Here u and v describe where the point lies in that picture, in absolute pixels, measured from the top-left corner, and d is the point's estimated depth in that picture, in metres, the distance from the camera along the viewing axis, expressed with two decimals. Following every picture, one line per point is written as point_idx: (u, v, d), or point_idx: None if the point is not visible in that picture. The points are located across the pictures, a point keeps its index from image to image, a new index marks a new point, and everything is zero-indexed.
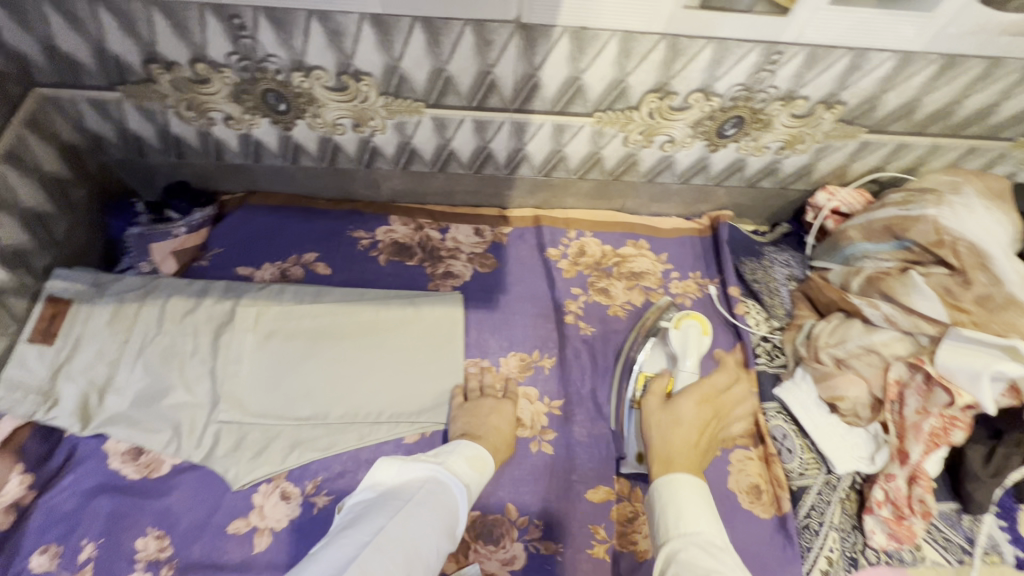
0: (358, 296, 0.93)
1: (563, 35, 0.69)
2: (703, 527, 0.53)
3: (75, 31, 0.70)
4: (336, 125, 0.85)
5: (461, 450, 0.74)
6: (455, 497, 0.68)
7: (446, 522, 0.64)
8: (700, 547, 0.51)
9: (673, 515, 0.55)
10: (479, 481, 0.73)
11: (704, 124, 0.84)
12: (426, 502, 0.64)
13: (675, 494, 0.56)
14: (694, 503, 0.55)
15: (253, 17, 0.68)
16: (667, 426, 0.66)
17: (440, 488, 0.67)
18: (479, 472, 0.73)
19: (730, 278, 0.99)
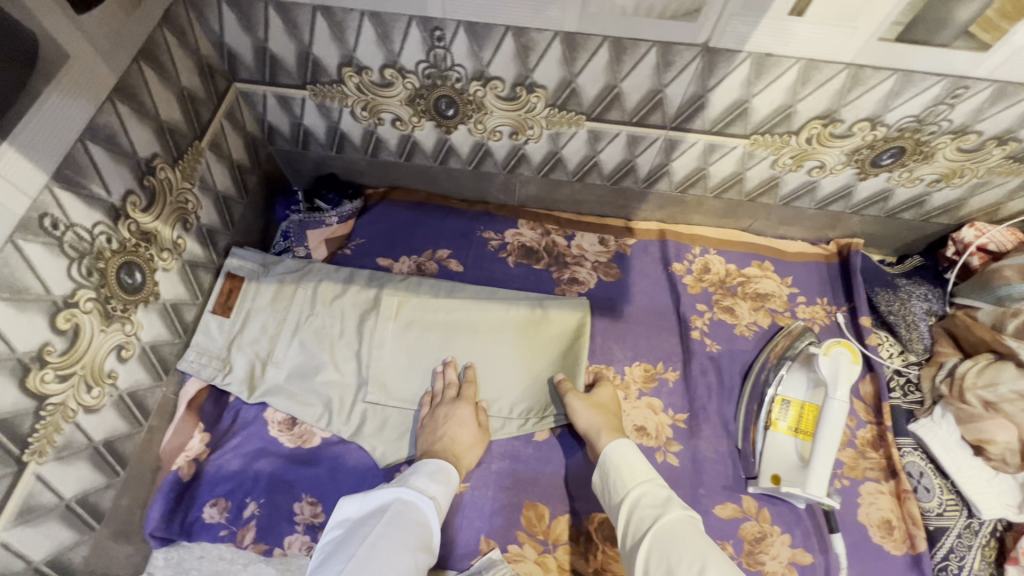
0: (488, 295, 0.92)
1: (745, 61, 0.71)
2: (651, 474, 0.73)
3: (288, 35, 0.76)
4: (495, 132, 0.90)
5: (421, 469, 0.75)
6: (425, 512, 0.70)
7: (419, 536, 0.67)
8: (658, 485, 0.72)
9: (624, 475, 0.73)
10: (446, 494, 0.75)
11: (862, 152, 0.84)
12: (401, 518, 0.67)
13: (624, 458, 0.75)
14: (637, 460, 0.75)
15: (453, 30, 0.72)
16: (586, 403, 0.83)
17: (408, 506, 0.70)
18: (446, 484, 0.75)
19: (862, 307, 0.98)
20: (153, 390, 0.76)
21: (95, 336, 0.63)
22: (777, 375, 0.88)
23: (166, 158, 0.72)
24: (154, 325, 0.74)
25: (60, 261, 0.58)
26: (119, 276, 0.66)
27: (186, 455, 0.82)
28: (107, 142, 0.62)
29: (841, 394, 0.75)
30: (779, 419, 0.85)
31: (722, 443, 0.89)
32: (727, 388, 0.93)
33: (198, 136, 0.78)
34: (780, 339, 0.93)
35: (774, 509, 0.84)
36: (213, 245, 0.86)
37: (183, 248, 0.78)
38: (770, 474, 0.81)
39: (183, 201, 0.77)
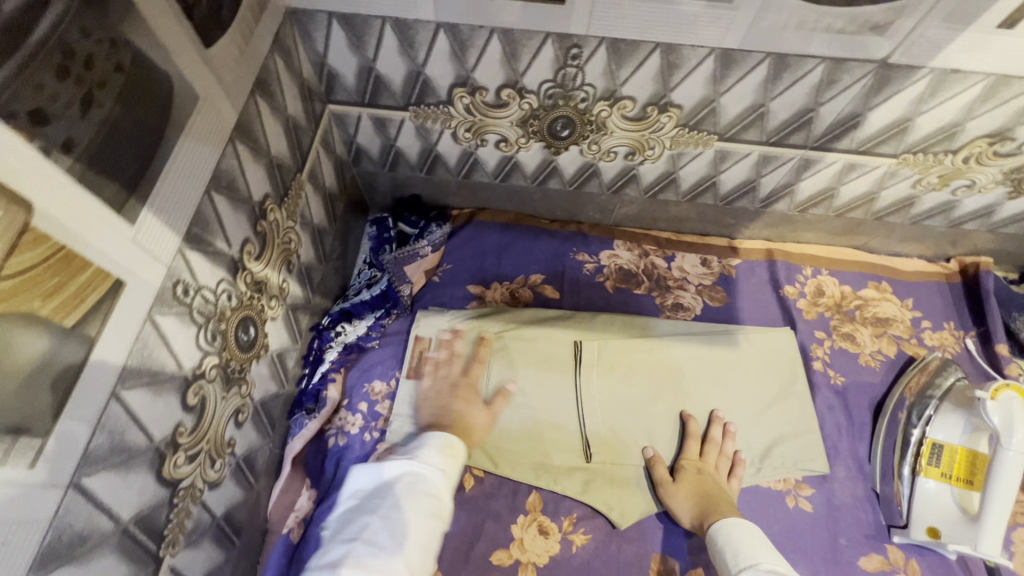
0: (687, 329, 0.93)
1: (925, 77, 0.63)
2: (762, 559, 0.64)
3: (400, 54, 0.68)
4: (609, 152, 0.82)
5: (432, 439, 0.69)
6: (434, 485, 0.65)
7: (427, 509, 0.63)
8: (770, 573, 0.61)
9: (731, 553, 0.66)
10: (455, 462, 0.69)
11: (1022, 171, 0.76)
12: (408, 493, 0.63)
13: (729, 537, 0.67)
14: (753, 540, 0.66)
15: (593, 48, 0.64)
16: (687, 492, 0.77)
17: (418, 479, 0.65)
18: (454, 455, 0.69)
19: (998, 334, 0.91)
20: (261, 448, 0.69)
21: (217, 405, 0.57)
22: (924, 409, 0.81)
23: (274, 197, 0.65)
24: (264, 380, 0.67)
25: (190, 330, 0.51)
26: (236, 334, 0.59)
27: (296, 515, 0.78)
28: (228, 188, 0.54)
29: (1018, 442, 0.68)
30: (930, 463, 0.78)
31: (859, 487, 0.82)
32: (857, 425, 0.86)
33: (299, 168, 0.71)
34: (917, 374, 0.86)
35: (923, 560, 0.77)
36: (308, 281, 0.79)
37: (287, 291, 0.71)
38: (925, 525, 0.75)
39: (287, 241, 0.70)
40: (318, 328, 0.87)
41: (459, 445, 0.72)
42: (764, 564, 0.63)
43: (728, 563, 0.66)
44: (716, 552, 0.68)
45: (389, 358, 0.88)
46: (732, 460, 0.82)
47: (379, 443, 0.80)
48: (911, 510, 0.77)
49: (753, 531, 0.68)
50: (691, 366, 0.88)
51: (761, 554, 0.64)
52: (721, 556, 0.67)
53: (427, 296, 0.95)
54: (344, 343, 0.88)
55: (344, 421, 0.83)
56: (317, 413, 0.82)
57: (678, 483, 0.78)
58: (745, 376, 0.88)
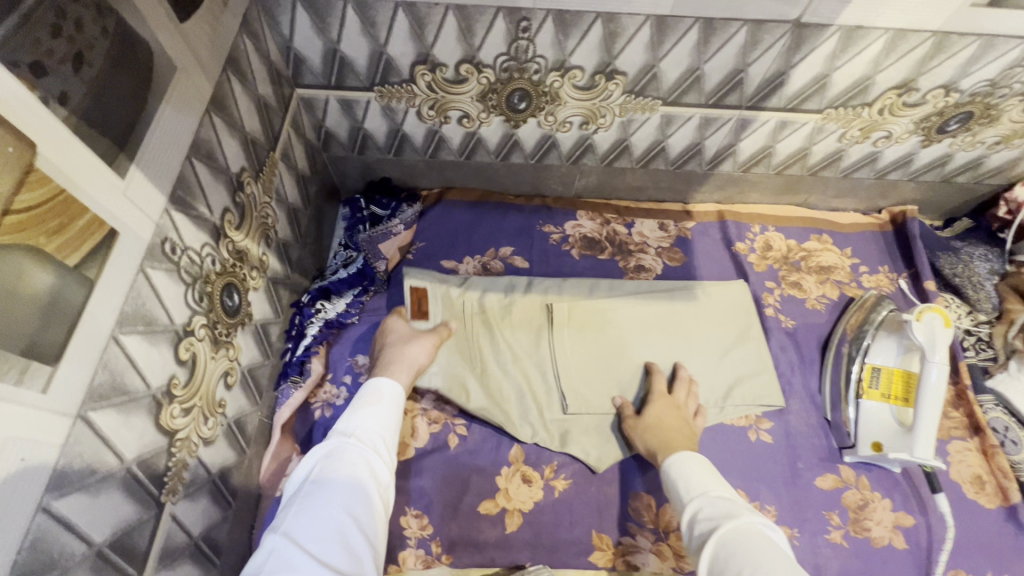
0: (652, 287, 0.98)
1: (834, 34, 0.71)
2: (710, 486, 0.66)
3: (363, 34, 0.72)
4: (565, 123, 0.88)
5: (350, 405, 0.72)
6: (352, 452, 0.63)
7: (343, 483, 0.59)
8: (716, 498, 0.63)
9: (685, 484, 0.68)
10: (374, 416, 0.69)
11: (930, 119, 0.86)
12: (329, 476, 0.60)
13: (681, 472, 0.70)
14: (703, 471, 0.69)
15: (540, 20, 0.70)
16: (647, 429, 0.81)
17: (335, 455, 0.62)
18: (371, 405, 0.70)
19: (925, 272, 1.00)
20: (251, 415, 0.72)
21: (207, 364, 0.60)
22: (864, 341, 0.89)
23: (251, 171, 0.69)
24: (250, 347, 0.70)
25: (178, 287, 0.54)
26: (221, 299, 0.62)
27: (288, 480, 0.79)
28: (207, 157, 0.58)
29: (940, 357, 0.77)
30: (870, 387, 0.85)
31: (812, 416, 0.90)
32: (808, 361, 0.95)
33: (272, 146, 0.75)
34: (856, 312, 0.94)
35: (871, 476, 0.85)
36: (287, 258, 0.83)
37: (267, 265, 0.75)
38: (869, 442, 0.83)
39: (265, 216, 0.73)
40: (299, 305, 0.88)
41: (387, 390, 0.74)
42: (711, 491, 0.65)
43: (682, 493, 0.68)
44: (671, 485, 0.70)
45: (370, 332, 0.92)
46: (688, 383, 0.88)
47: None
48: (858, 430, 0.84)
49: (703, 462, 0.70)
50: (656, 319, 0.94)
51: (708, 482, 0.67)
52: (674, 490, 0.69)
53: (403, 272, 0.99)
54: (325, 320, 0.90)
55: (330, 394, 0.86)
56: (302, 383, 0.84)
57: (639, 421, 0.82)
58: (704, 324, 0.94)
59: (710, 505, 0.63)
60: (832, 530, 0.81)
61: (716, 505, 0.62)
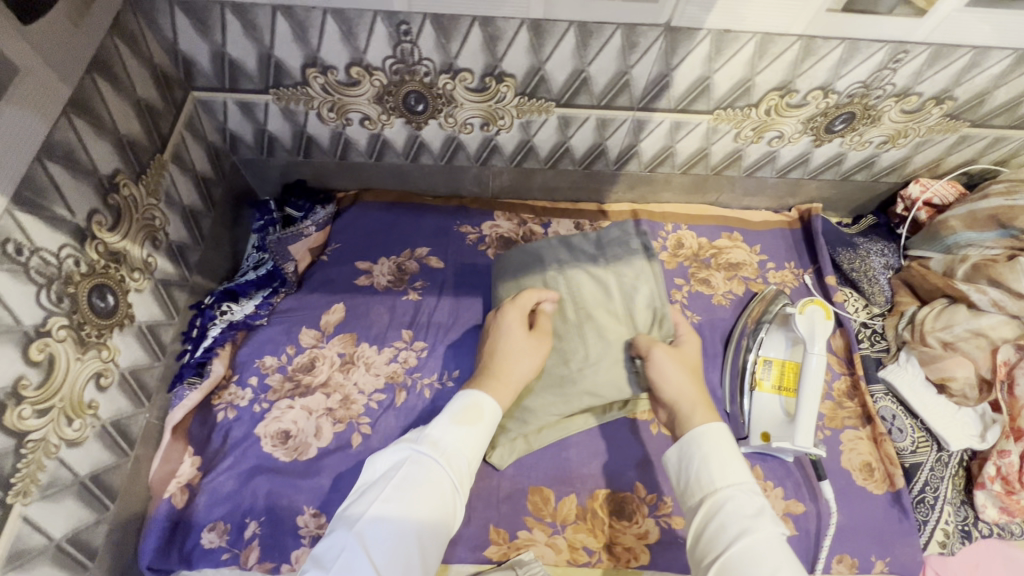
0: None
1: (706, 38, 0.74)
2: (741, 477, 0.64)
3: (247, 37, 0.73)
4: (466, 124, 0.90)
5: (445, 412, 0.71)
6: (436, 470, 0.64)
7: (424, 499, 0.61)
8: (741, 495, 0.62)
9: (712, 466, 0.65)
10: (474, 434, 0.69)
11: (816, 120, 0.89)
12: (406, 487, 0.62)
13: (711, 451, 0.66)
14: (729, 455, 0.66)
15: (419, 24, 0.72)
16: (679, 366, 0.79)
17: (415, 466, 0.64)
18: (474, 423, 0.70)
19: (827, 268, 1.04)
20: (136, 417, 0.72)
21: (71, 366, 0.60)
22: (757, 337, 0.93)
23: (129, 174, 0.69)
24: (132, 349, 0.70)
25: (28, 288, 0.54)
26: (90, 300, 0.62)
27: (177, 481, 0.79)
28: (67, 159, 0.58)
29: (818, 349, 0.81)
30: (762, 378, 0.89)
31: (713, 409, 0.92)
32: (711, 355, 0.97)
33: (160, 149, 0.75)
34: (757, 304, 0.98)
35: (765, 465, 0.87)
36: (184, 261, 0.83)
37: (155, 266, 0.75)
38: (760, 432, 0.85)
39: (150, 218, 0.73)
40: (199, 306, 0.88)
41: (486, 407, 0.73)
42: (738, 486, 0.63)
43: (704, 476, 0.65)
44: (688, 462, 0.68)
45: (279, 333, 0.94)
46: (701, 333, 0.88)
47: (269, 413, 0.87)
48: (750, 421, 0.87)
49: (731, 443, 0.68)
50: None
51: (736, 472, 0.65)
52: (693, 467, 0.67)
53: (316, 274, 1.00)
54: (230, 321, 0.90)
55: (234, 396, 0.87)
56: (198, 385, 0.84)
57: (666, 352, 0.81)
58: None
59: (737, 505, 0.61)
60: None
61: (746, 502, 0.62)
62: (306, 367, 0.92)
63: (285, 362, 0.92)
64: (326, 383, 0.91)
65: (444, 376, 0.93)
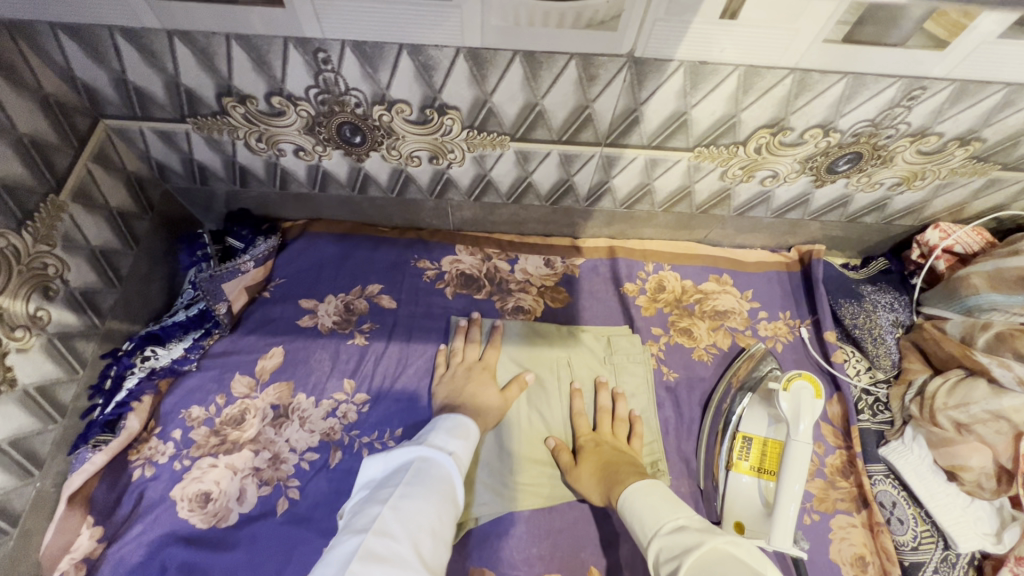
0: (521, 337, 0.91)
1: (678, 69, 0.62)
2: (663, 519, 0.62)
3: (147, 64, 0.64)
4: (412, 157, 0.79)
5: (440, 426, 0.73)
6: (446, 468, 0.67)
7: (440, 490, 0.63)
8: (677, 530, 0.60)
9: (640, 523, 0.64)
10: (467, 448, 0.72)
11: (815, 159, 0.76)
12: (424, 477, 0.63)
13: (635, 511, 0.66)
14: (656, 505, 0.65)
15: (339, 51, 0.62)
16: (590, 472, 0.77)
17: (428, 463, 0.66)
18: (466, 438, 0.73)
19: (826, 322, 0.92)
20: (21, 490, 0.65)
21: None
22: (736, 406, 0.82)
23: (4, 224, 0.61)
24: (12, 417, 0.63)
25: None
26: None
27: (71, 557, 0.71)
28: None
29: (805, 431, 0.69)
30: (740, 458, 0.77)
31: (684, 484, 0.81)
32: (687, 420, 0.86)
33: (54, 189, 0.67)
34: (741, 364, 0.87)
35: None
36: (93, 309, 0.75)
37: (47, 320, 0.67)
38: (732, 520, 0.74)
39: (41, 268, 0.65)
40: (115, 354, 0.81)
41: (468, 429, 0.74)
42: (668, 526, 0.61)
43: (643, 536, 0.63)
44: (631, 522, 0.66)
45: (209, 380, 0.85)
46: (629, 421, 0.84)
47: (189, 472, 0.79)
48: (724, 506, 0.76)
49: (652, 490, 0.68)
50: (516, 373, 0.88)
51: (663, 516, 0.63)
52: (636, 530, 0.65)
53: (256, 313, 0.91)
54: (151, 368, 0.82)
55: (153, 451, 0.79)
56: (106, 445, 0.76)
57: (587, 463, 0.78)
58: (566, 376, 0.88)
59: (670, 540, 0.58)
60: None
61: (674, 540, 0.58)
62: (236, 421, 0.83)
63: (213, 414, 0.83)
64: (255, 439, 0.83)
65: (385, 435, 0.84)
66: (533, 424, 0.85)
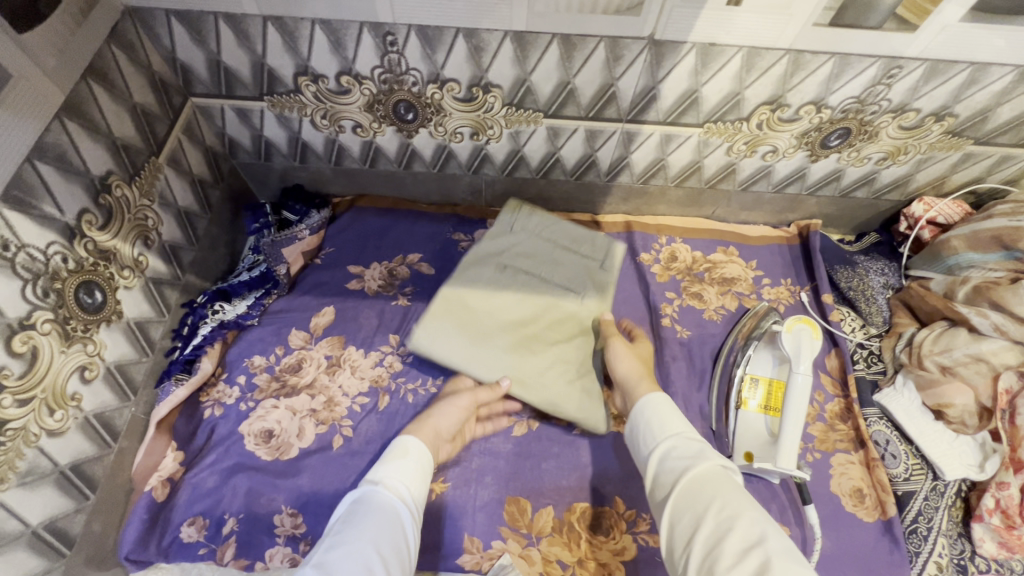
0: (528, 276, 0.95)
1: (691, 51, 0.74)
2: (679, 425, 0.67)
3: (240, 46, 0.76)
4: (456, 133, 0.91)
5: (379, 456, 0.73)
6: (381, 500, 0.65)
7: (373, 525, 0.61)
8: (685, 439, 0.64)
9: (652, 424, 0.68)
10: (408, 466, 0.71)
11: (810, 135, 0.87)
12: (358, 517, 0.63)
13: (653, 411, 0.69)
14: (666, 412, 0.68)
15: (404, 35, 0.74)
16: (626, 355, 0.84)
17: (362, 501, 0.65)
18: (405, 455, 0.72)
19: (823, 285, 1.01)
20: (121, 411, 0.75)
21: (55, 358, 0.63)
22: (746, 354, 0.91)
23: (121, 175, 0.71)
24: (118, 344, 0.73)
25: (13, 282, 0.57)
26: (76, 295, 0.65)
27: (159, 475, 0.81)
28: (57, 160, 0.61)
29: (804, 370, 0.78)
30: (749, 398, 0.86)
31: (697, 426, 0.90)
32: (698, 371, 0.95)
33: (154, 152, 0.78)
34: (747, 321, 0.97)
35: (750, 486, 0.85)
36: (176, 261, 0.85)
37: (145, 265, 0.77)
38: (743, 451, 0.83)
39: (142, 218, 0.76)
40: (192, 304, 0.91)
41: (414, 447, 0.73)
42: (681, 433, 0.65)
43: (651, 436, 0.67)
44: (638, 426, 0.70)
45: (269, 333, 0.95)
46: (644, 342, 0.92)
47: (254, 412, 0.88)
48: (734, 440, 0.85)
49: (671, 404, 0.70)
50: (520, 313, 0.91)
51: (675, 423, 0.67)
52: (642, 430, 0.69)
53: (309, 277, 1.01)
54: (221, 320, 0.92)
55: (221, 393, 0.88)
56: (186, 380, 0.86)
57: (620, 346, 0.86)
58: (547, 321, 0.92)
59: (681, 447, 0.63)
60: None
61: (686, 447, 0.63)
62: (294, 368, 0.92)
63: (274, 362, 0.92)
64: (312, 385, 0.91)
65: (428, 382, 0.93)
66: (534, 363, 0.88)
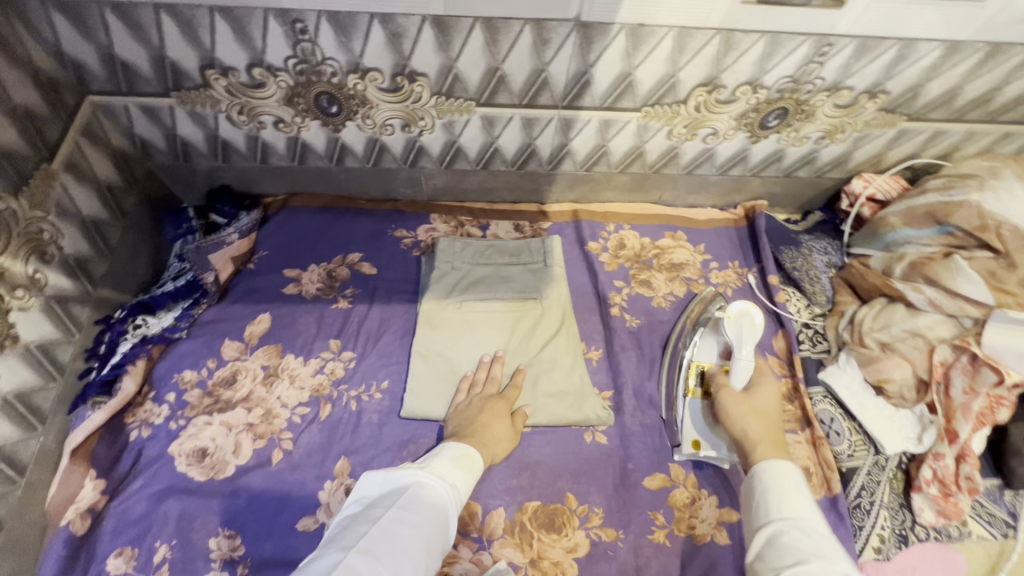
0: (490, 299, 0.95)
1: (620, 32, 0.71)
2: (798, 513, 0.59)
3: (134, 38, 0.70)
4: (386, 125, 0.86)
5: (444, 453, 0.73)
6: (443, 496, 0.66)
7: (434, 518, 0.62)
8: (803, 534, 0.57)
9: (774, 499, 0.62)
10: (468, 480, 0.71)
11: (749, 115, 0.86)
12: (415, 504, 0.63)
13: (773, 482, 0.63)
14: (792, 490, 0.62)
15: (315, 21, 0.68)
16: (747, 409, 0.75)
17: (425, 490, 0.65)
18: (468, 470, 0.72)
19: (769, 267, 1.02)
20: (27, 444, 0.73)
21: None
22: (692, 339, 0.94)
23: (3, 186, 0.65)
24: (18, 373, 0.69)
25: None
26: None
27: (77, 507, 0.75)
28: None
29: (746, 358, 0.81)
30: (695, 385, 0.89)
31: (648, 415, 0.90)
32: (648, 359, 0.95)
33: (46, 158, 0.71)
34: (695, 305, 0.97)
35: (699, 473, 0.86)
36: (85, 275, 0.79)
37: (44, 282, 0.71)
38: (691, 440, 0.86)
39: (37, 232, 0.70)
40: (108, 321, 0.86)
41: (478, 458, 0.74)
42: (800, 519, 0.59)
43: (759, 515, 0.62)
44: (753, 493, 0.64)
45: (199, 346, 0.89)
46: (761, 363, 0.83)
47: (185, 430, 0.83)
48: (681, 427, 0.87)
49: (796, 482, 0.63)
50: (472, 324, 0.94)
51: (800, 507, 0.60)
52: (757, 497, 0.63)
53: (241, 284, 0.96)
54: (143, 335, 0.87)
55: (148, 413, 0.83)
56: (104, 403, 0.81)
57: (730, 394, 0.78)
58: (505, 328, 0.94)
59: (795, 538, 0.57)
60: (655, 530, 0.81)
61: (802, 537, 0.57)
62: (227, 382, 0.87)
63: (205, 376, 0.87)
64: (247, 398, 0.86)
65: (371, 387, 0.90)
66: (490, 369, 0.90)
